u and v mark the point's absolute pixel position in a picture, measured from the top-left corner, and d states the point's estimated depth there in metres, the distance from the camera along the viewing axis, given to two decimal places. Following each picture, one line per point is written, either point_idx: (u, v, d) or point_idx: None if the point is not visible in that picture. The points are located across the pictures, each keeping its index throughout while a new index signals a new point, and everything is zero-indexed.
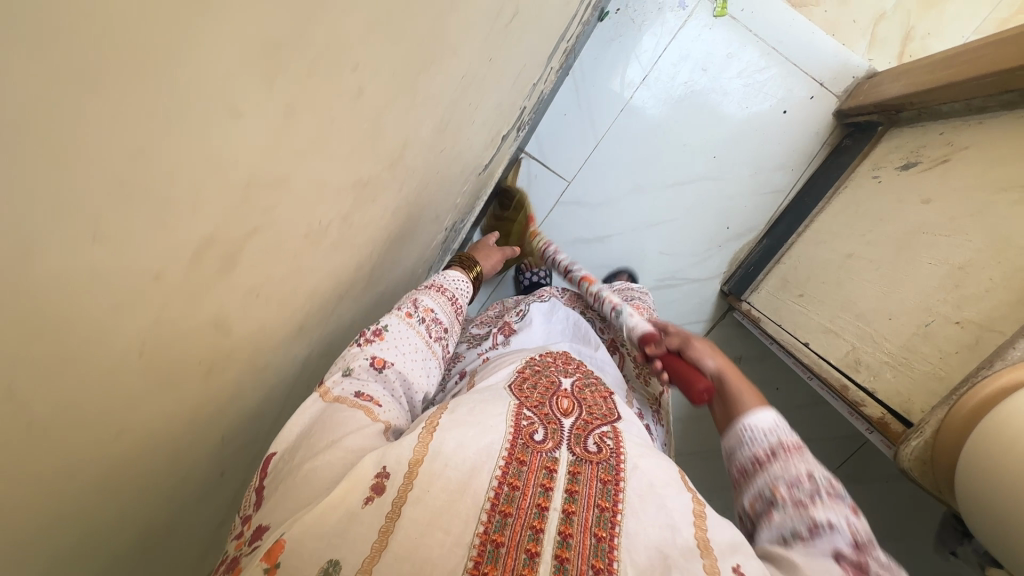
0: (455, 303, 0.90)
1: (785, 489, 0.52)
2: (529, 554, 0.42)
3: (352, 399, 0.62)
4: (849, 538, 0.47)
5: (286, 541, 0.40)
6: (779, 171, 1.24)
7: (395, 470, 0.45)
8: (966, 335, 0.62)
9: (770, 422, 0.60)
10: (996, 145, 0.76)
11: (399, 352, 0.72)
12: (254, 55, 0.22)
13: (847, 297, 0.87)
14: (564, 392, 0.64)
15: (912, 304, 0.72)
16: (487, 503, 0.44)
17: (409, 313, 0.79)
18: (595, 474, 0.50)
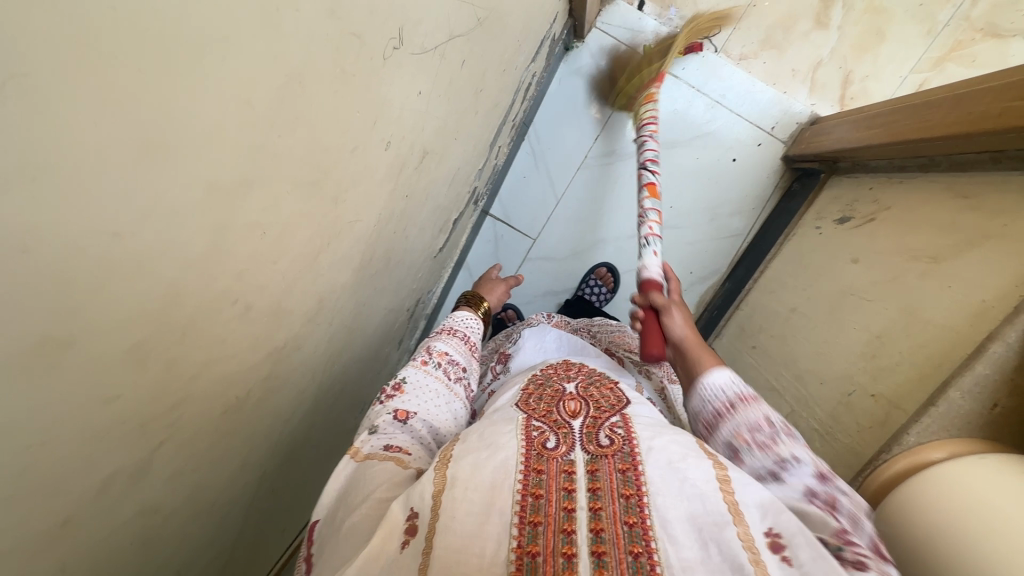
0: (469, 341, 0.84)
1: (749, 434, 0.55)
2: (566, 557, 0.41)
3: (380, 452, 0.57)
4: (814, 469, 0.52)
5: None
6: (735, 217, 1.28)
7: (422, 508, 0.45)
8: (879, 410, 0.68)
9: (724, 378, 0.61)
10: (908, 208, 0.80)
11: (421, 401, 0.66)
12: (117, 361, 0.28)
13: (791, 355, 0.91)
14: (568, 392, 0.62)
15: (838, 372, 0.78)
16: (515, 516, 0.43)
17: (423, 358, 0.73)
18: (613, 465, 0.49)
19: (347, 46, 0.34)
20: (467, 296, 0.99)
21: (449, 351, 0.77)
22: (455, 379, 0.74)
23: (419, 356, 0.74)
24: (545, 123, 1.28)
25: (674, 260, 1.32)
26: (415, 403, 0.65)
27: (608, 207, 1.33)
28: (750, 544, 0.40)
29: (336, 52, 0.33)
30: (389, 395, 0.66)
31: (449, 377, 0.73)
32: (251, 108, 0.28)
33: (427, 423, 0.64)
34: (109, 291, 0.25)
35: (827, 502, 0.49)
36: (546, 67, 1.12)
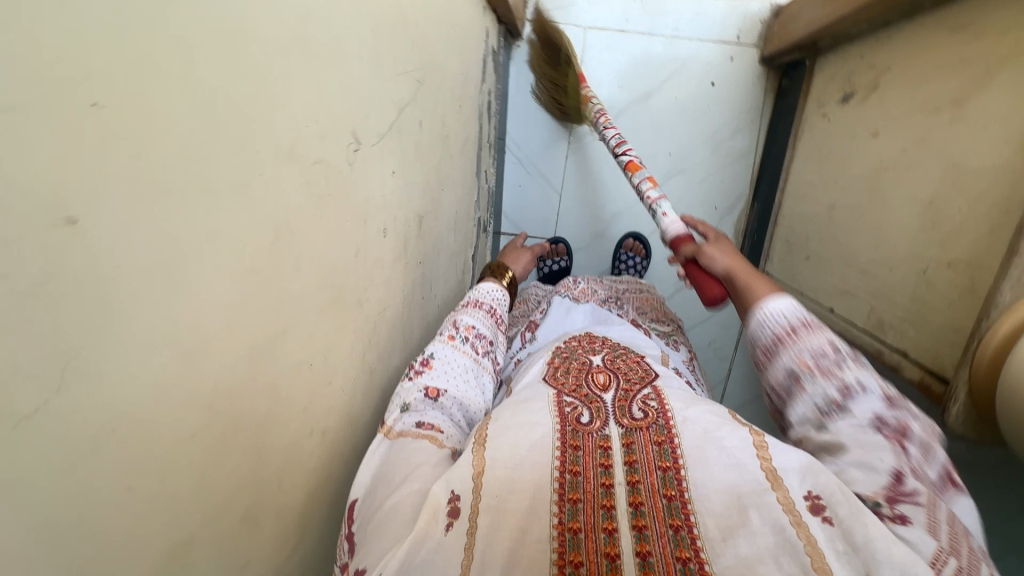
0: (495, 313, 0.77)
1: (813, 360, 0.50)
2: (608, 532, 0.39)
3: (413, 433, 0.50)
4: (884, 393, 0.47)
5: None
6: (736, 137, 1.24)
7: (464, 492, 0.41)
8: (960, 277, 0.62)
9: (787, 305, 0.54)
10: (909, 63, 0.75)
11: (451, 377, 0.60)
12: (234, 532, 0.30)
13: (848, 251, 0.86)
14: (595, 364, 0.60)
15: (905, 253, 0.72)
16: (555, 494, 0.41)
17: (449, 333, 0.67)
18: (648, 438, 0.46)
19: (314, 175, 0.36)
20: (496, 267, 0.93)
21: (476, 323, 0.71)
22: (483, 354, 0.68)
23: (445, 331, 0.67)
24: (517, 124, 1.28)
25: (694, 202, 1.28)
26: (448, 378, 0.59)
27: (609, 181, 1.31)
28: (790, 508, 0.38)
29: (306, 185, 0.35)
30: (417, 371, 0.58)
31: (477, 353, 0.67)
32: (259, 272, 0.30)
33: (460, 401, 0.58)
34: (205, 481, 0.27)
35: (895, 431, 0.44)
36: (497, 79, 1.12)
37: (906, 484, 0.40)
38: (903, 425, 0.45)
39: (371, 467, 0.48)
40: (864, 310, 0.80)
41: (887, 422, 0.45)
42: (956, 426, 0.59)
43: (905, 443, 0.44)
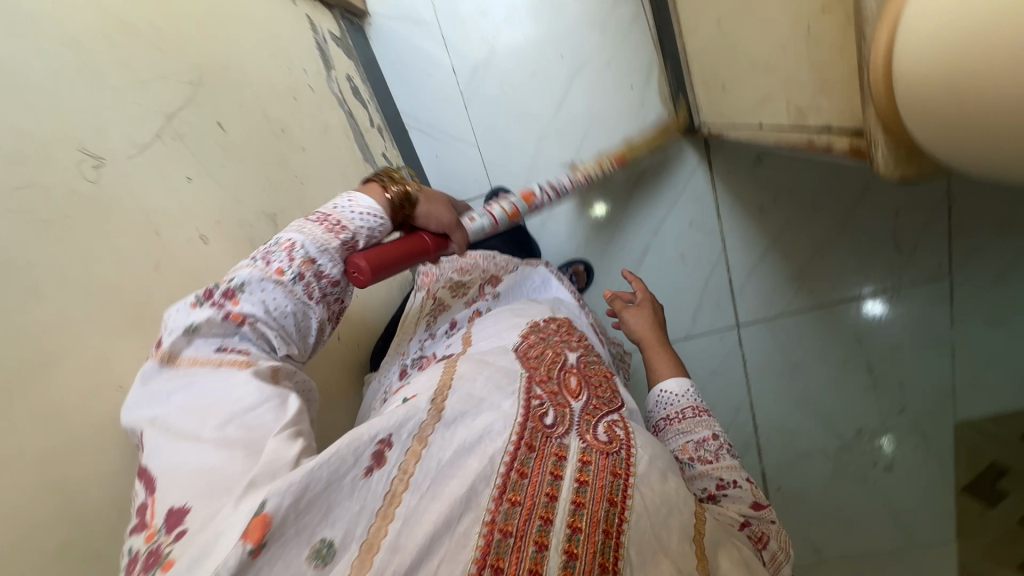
0: (355, 244, 0.71)
1: (695, 449, 0.76)
2: (538, 546, 0.48)
3: (190, 365, 0.56)
4: (752, 502, 0.70)
5: (266, 514, 0.40)
6: (617, 8, 1.19)
7: (395, 443, 0.49)
8: (836, 14, 0.53)
9: (676, 387, 0.85)
10: None
11: (263, 308, 0.61)
12: None
13: (747, 55, 0.77)
14: (568, 362, 0.73)
15: (787, 23, 0.63)
16: (495, 491, 0.50)
17: (279, 266, 0.64)
18: (604, 465, 0.56)
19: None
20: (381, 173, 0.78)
21: (320, 259, 0.66)
22: (317, 297, 0.66)
23: (275, 260, 0.64)
24: (406, 96, 1.25)
25: (607, 90, 1.22)
26: (261, 309, 0.62)
27: (518, 109, 1.25)
28: None
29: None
30: (222, 300, 0.60)
31: (309, 294, 0.65)
32: None
33: (265, 338, 0.62)
34: None
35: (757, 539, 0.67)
36: (358, 63, 1.11)
37: None
38: (761, 530, 0.68)
39: (151, 406, 0.54)
40: (783, 108, 0.71)
41: (752, 527, 0.67)
42: (886, 172, 0.51)
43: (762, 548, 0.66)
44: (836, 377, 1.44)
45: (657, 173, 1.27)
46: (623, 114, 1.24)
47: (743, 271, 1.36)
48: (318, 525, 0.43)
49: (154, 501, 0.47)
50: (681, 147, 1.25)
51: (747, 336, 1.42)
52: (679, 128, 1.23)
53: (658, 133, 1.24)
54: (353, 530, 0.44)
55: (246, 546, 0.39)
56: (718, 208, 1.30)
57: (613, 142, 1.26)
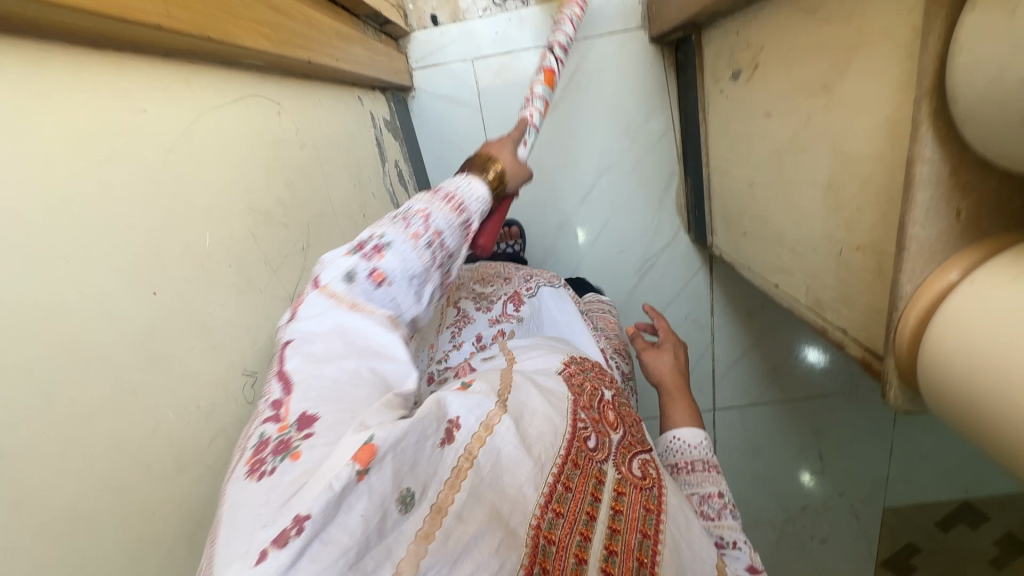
0: (470, 227, 0.58)
1: (698, 504, 0.61)
2: (577, 559, 0.41)
3: (346, 305, 0.46)
4: (749, 563, 0.56)
5: (377, 445, 0.31)
6: (651, 118, 1.25)
7: (465, 424, 0.40)
8: (869, 261, 0.63)
9: (694, 436, 0.67)
10: (781, 43, 0.74)
11: (403, 263, 0.49)
12: None
13: (775, 231, 0.87)
14: (606, 397, 0.57)
15: (823, 235, 0.73)
16: (541, 500, 0.42)
17: (415, 230, 0.51)
18: (637, 500, 0.48)
19: (189, 423, 0.40)
20: (478, 159, 0.65)
21: (448, 235, 0.53)
22: (437, 269, 0.53)
23: (412, 223, 0.51)
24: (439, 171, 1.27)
25: (630, 193, 1.31)
26: (402, 274, 0.49)
27: (544, 195, 1.32)
28: None
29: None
30: (367, 253, 0.48)
31: (436, 265, 0.53)
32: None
33: (396, 306, 0.49)
34: None
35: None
36: (402, 142, 1.13)
37: None
38: None
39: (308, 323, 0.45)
40: (803, 288, 0.81)
41: None
42: (895, 405, 0.62)
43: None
44: (795, 457, 1.57)
45: (663, 272, 1.38)
46: (642, 216, 1.33)
47: (726, 362, 1.49)
48: (408, 470, 0.34)
49: (290, 401, 0.38)
50: (689, 251, 1.36)
51: (721, 418, 1.56)
52: (690, 235, 1.34)
53: (671, 236, 1.35)
54: (429, 489, 0.35)
55: (354, 473, 0.30)
56: (712, 307, 1.42)
57: (627, 238, 1.35)
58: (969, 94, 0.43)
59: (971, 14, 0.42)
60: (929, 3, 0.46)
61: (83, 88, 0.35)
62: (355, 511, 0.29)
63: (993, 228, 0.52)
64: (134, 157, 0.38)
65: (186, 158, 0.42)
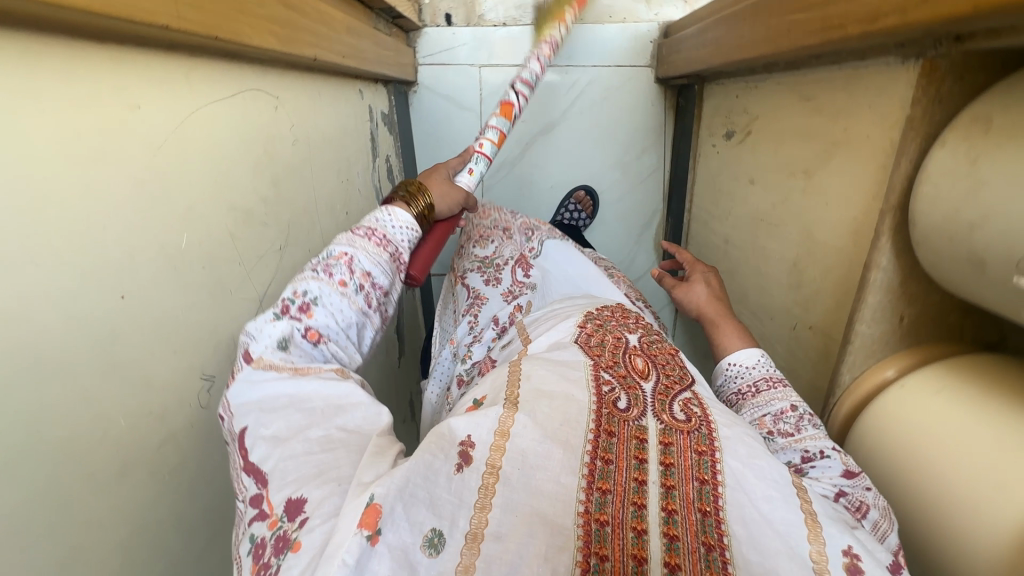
0: (401, 260, 0.60)
1: (772, 424, 0.54)
2: (636, 532, 0.35)
3: (287, 373, 0.44)
4: (842, 468, 0.48)
5: (380, 504, 0.34)
6: (644, 154, 1.27)
7: (481, 440, 0.38)
8: (818, 341, 0.68)
9: (752, 358, 0.62)
10: (773, 118, 0.78)
11: (336, 317, 0.50)
12: None
13: (740, 290, 0.91)
14: (631, 344, 0.52)
15: (782, 306, 0.77)
16: (581, 480, 0.37)
17: (341, 279, 0.52)
18: (687, 444, 0.40)
19: None
20: (404, 186, 0.64)
21: (377, 273, 0.55)
22: (375, 309, 0.55)
23: (336, 272, 0.52)
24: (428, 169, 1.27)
25: (613, 221, 1.34)
26: (334, 327, 0.50)
27: (530, 208, 1.33)
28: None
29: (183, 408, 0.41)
30: (295, 313, 0.49)
31: (370, 306, 0.54)
32: None
33: (336, 360, 0.50)
34: None
35: (856, 506, 0.44)
36: (396, 137, 1.12)
37: None
38: (860, 501, 0.45)
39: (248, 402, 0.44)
40: None
41: (846, 495, 0.46)
42: None
43: (861, 518, 0.44)
44: None
45: None
46: (621, 244, 1.36)
47: None
48: (425, 511, 0.35)
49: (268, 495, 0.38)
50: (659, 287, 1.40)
51: None
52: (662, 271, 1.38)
53: (644, 270, 1.38)
54: (458, 519, 0.34)
55: (365, 539, 0.32)
56: None
57: None
58: (926, 221, 0.47)
59: (940, 149, 0.46)
60: (906, 127, 0.50)
61: (93, 79, 0.34)
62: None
63: (929, 335, 0.57)
64: (122, 156, 0.36)
65: (178, 157, 0.42)
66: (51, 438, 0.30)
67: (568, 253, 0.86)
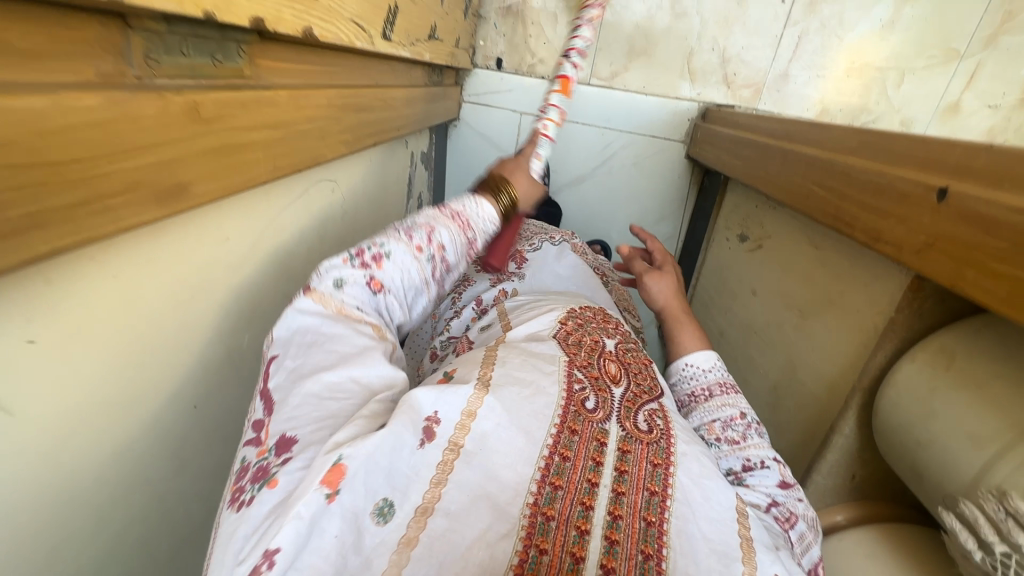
0: (474, 250, 0.58)
1: (720, 429, 0.51)
2: (579, 532, 0.32)
3: (332, 310, 0.44)
4: (779, 478, 0.46)
5: (347, 464, 0.30)
6: (662, 221, 1.32)
7: (447, 417, 0.35)
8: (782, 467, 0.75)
9: (708, 359, 0.57)
10: (781, 246, 0.84)
11: (404, 277, 0.50)
12: None
13: None
14: (608, 347, 0.48)
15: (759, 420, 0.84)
16: (535, 473, 0.34)
17: (420, 243, 0.52)
18: (645, 454, 0.37)
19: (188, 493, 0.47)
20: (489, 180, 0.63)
21: (450, 250, 0.55)
22: (437, 282, 0.54)
23: (416, 237, 0.52)
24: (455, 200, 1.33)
25: None
26: (399, 285, 0.50)
27: None
28: None
29: (218, 483, 0.48)
30: (368, 261, 0.49)
31: (435, 278, 0.53)
32: None
33: (388, 316, 0.49)
34: None
35: (785, 514, 0.43)
36: (431, 172, 1.17)
37: None
38: (790, 511, 0.44)
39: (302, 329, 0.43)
40: None
41: (781, 506, 0.44)
42: None
43: (788, 528, 0.43)
44: None
45: None
46: None
47: None
48: (382, 481, 0.32)
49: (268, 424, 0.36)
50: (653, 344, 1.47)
51: None
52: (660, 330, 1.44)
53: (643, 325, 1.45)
54: (410, 495, 0.31)
55: (323, 497, 0.29)
56: None
57: None
58: (885, 418, 0.54)
59: (910, 361, 0.52)
60: (888, 325, 0.57)
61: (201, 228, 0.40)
62: (328, 535, 0.29)
63: (869, 495, 0.64)
64: (210, 284, 0.42)
65: (251, 269, 0.47)
66: (124, 535, 0.37)
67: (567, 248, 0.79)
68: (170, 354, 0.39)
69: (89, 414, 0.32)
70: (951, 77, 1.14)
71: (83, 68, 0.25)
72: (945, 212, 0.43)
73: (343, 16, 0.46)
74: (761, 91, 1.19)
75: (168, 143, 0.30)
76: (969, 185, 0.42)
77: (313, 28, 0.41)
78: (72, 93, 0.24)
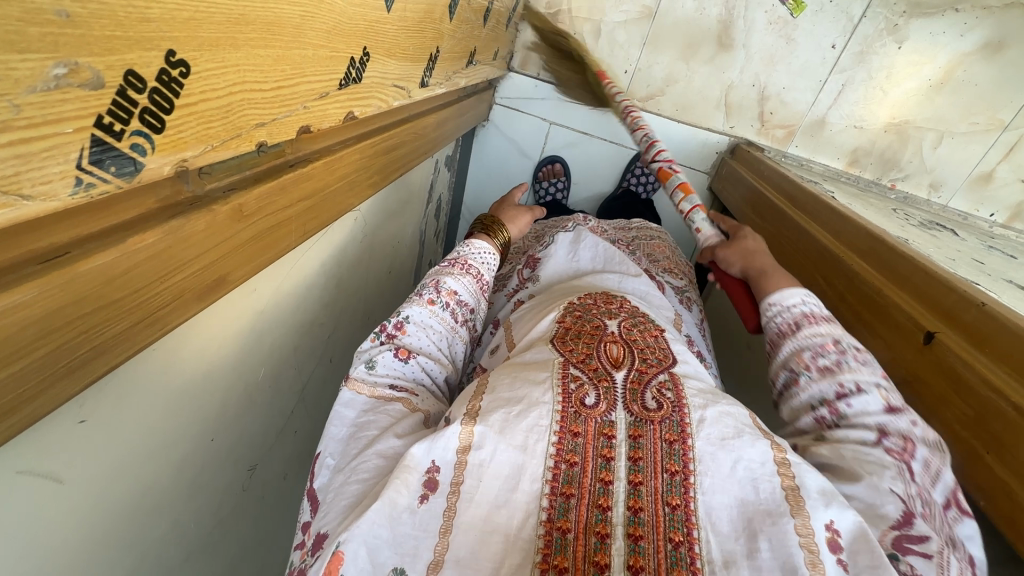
0: (483, 281, 0.64)
1: (811, 358, 0.46)
2: (600, 537, 0.34)
3: (367, 395, 0.48)
4: (883, 403, 0.42)
5: (345, 550, 0.32)
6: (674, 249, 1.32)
7: (445, 463, 0.37)
8: None
9: (796, 297, 0.50)
10: None
11: (425, 338, 0.55)
12: None
13: None
14: (610, 331, 0.50)
15: None
16: (545, 485, 0.35)
17: (430, 296, 0.57)
18: (657, 434, 0.38)
19: None
20: (484, 220, 0.73)
21: (461, 291, 0.60)
22: (461, 324, 0.60)
23: (425, 291, 0.57)
24: (473, 199, 1.33)
25: None
26: (419, 346, 0.54)
27: None
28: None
29: (228, 502, 0.52)
30: (391, 332, 0.54)
31: (455, 321, 0.59)
32: None
33: (425, 376, 0.53)
34: None
35: (900, 445, 0.39)
36: (453, 174, 1.18)
37: (918, 529, 0.34)
38: (905, 441, 0.40)
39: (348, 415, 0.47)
40: None
41: (891, 437, 0.40)
42: None
43: (908, 459, 0.39)
44: None
45: None
46: None
47: None
48: (388, 548, 0.34)
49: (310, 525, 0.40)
50: None
51: None
52: None
53: None
54: (419, 552, 0.34)
55: None
56: None
57: None
58: None
59: None
60: None
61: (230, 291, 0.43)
62: None
63: None
64: (233, 331, 0.45)
65: (270, 312, 0.51)
66: (143, 556, 0.41)
67: (573, 241, 0.80)
68: (196, 399, 0.43)
69: (125, 464, 0.36)
70: (988, 147, 1.09)
71: (145, 199, 0.28)
72: (926, 354, 0.47)
73: (384, 85, 0.48)
74: (795, 133, 1.18)
75: (212, 250, 0.33)
76: (954, 337, 0.45)
77: (350, 110, 0.42)
78: (135, 237, 0.26)
